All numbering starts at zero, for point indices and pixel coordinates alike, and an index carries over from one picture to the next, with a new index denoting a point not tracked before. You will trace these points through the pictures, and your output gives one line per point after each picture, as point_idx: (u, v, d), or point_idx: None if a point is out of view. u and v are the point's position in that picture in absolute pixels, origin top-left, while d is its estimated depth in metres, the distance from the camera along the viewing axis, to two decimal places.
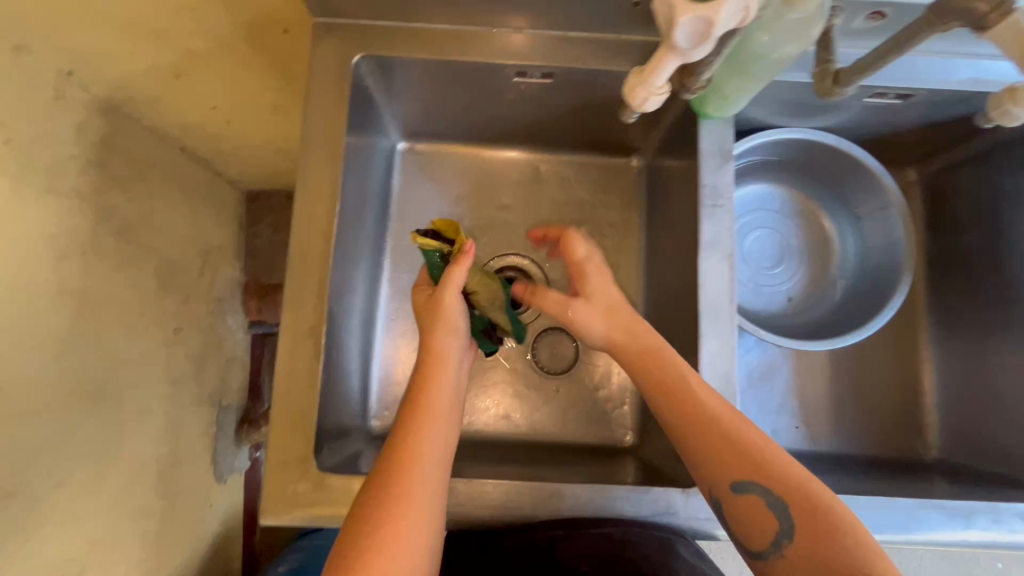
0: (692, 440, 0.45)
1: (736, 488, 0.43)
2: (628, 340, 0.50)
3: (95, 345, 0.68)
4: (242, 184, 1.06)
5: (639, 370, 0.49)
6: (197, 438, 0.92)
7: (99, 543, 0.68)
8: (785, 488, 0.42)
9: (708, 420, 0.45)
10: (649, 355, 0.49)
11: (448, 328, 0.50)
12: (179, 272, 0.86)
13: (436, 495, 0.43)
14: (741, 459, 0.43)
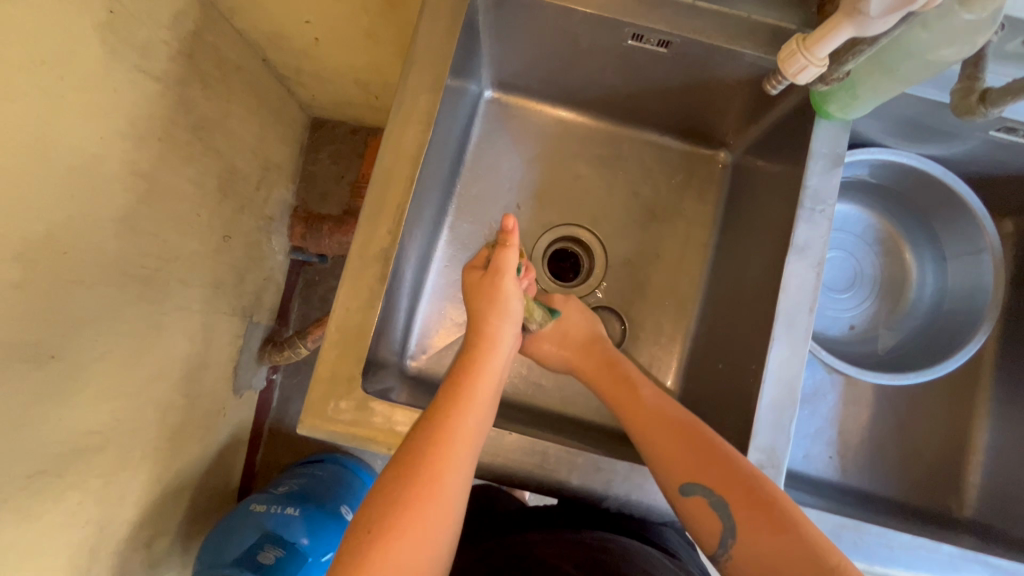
0: (643, 441, 0.48)
1: (683, 490, 0.44)
2: (585, 360, 0.56)
3: (154, 231, 0.69)
4: (311, 108, 1.06)
5: (597, 377, 0.55)
6: (224, 346, 0.93)
7: (125, 422, 0.70)
8: (727, 485, 0.43)
9: (660, 422, 0.48)
10: (606, 382, 0.54)
11: (502, 313, 0.50)
12: (238, 181, 0.87)
13: (463, 479, 0.42)
14: (687, 457, 0.45)
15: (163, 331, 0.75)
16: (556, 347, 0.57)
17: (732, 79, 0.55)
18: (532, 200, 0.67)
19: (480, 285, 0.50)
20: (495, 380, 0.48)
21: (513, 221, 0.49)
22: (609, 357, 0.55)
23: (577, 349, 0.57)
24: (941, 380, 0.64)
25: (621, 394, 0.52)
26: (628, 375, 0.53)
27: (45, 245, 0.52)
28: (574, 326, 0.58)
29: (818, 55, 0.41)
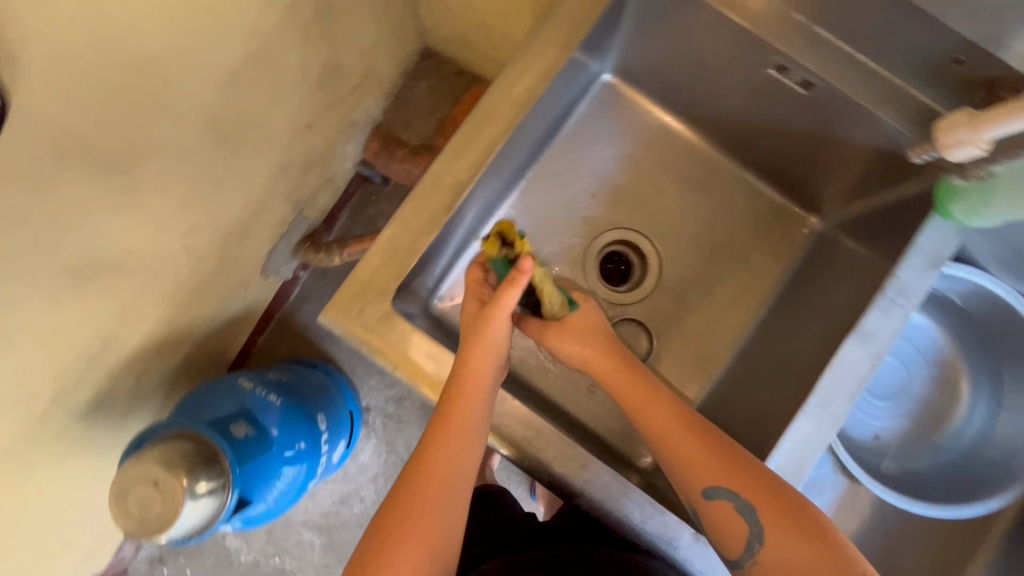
0: (663, 446, 0.47)
1: (707, 494, 0.44)
2: (602, 358, 0.52)
3: (248, 92, 0.70)
4: (429, 36, 1.06)
5: (614, 378, 0.51)
6: (269, 226, 0.95)
7: (159, 258, 0.72)
8: (753, 490, 0.43)
9: (680, 426, 0.47)
10: (622, 381, 0.51)
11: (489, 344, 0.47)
12: (338, 78, 0.88)
13: (454, 504, 0.48)
14: (712, 463, 0.44)
15: (223, 189, 0.77)
16: (570, 343, 0.53)
17: (858, 145, 0.53)
18: (609, 195, 0.66)
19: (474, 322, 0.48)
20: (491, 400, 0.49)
21: (529, 261, 0.46)
22: (627, 358, 0.52)
23: (595, 343, 0.53)
24: (947, 524, 0.60)
25: (636, 390, 0.50)
26: (646, 380, 0.50)
27: (152, 65, 0.54)
28: (585, 320, 0.54)
29: (981, 136, 0.41)
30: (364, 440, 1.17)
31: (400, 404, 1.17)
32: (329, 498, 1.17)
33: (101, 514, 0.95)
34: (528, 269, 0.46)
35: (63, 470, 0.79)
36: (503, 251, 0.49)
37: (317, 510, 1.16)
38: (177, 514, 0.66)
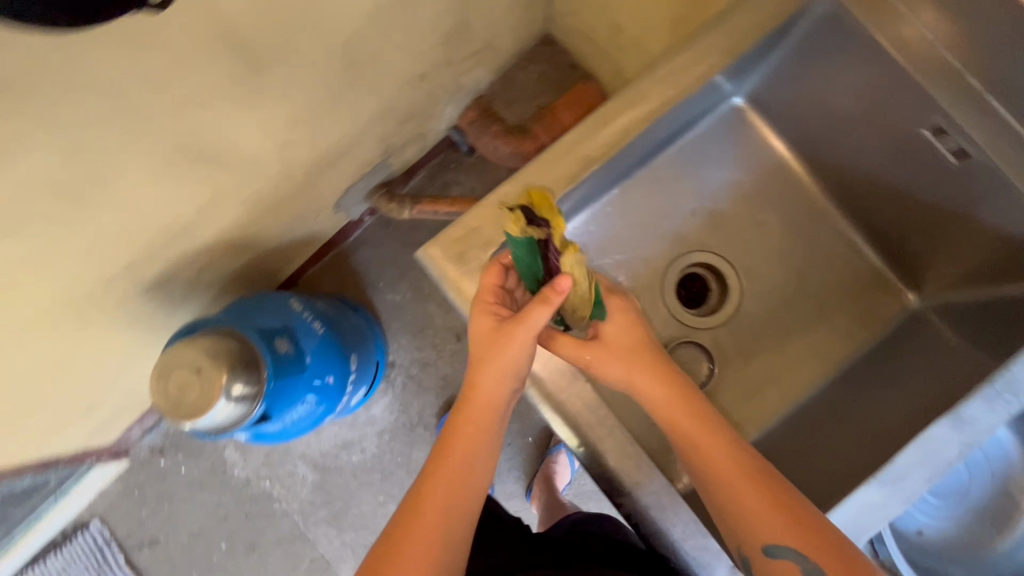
0: (723, 491, 0.45)
1: (770, 551, 0.43)
2: (647, 387, 0.48)
3: (383, 28, 0.71)
4: (554, 23, 1.06)
5: (661, 411, 0.48)
6: (355, 163, 0.97)
7: (257, 162, 0.74)
8: (821, 551, 0.42)
9: (742, 475, 0.45)
10: (677, 412, 0.47)
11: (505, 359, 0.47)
12: (461, 39, 0.89)
13: (455, 522, 0.50)
14: (785, 519, 0.43)
15: (330, 115, 0.79)
16: (613, 364, 0.49)
17: (993, 228, 0.52)
18: (708, 217, 0.64)
19: (497, 340, 0.47)
20: (490, 445, 0.53)
21: (565, 280, 0.44)
22: (677, 386, 0.48)
23: (637, 367, 0.48)
24: None
25: (700, 425, 0.47)
26: (697, 418, 0.47)
27: None
28: (618, 332, 0.49)
29: None
30: (381, 394, 1.18)
31: (424, 369, 1.18)
32: (333, 439, 1.18)
33: (126, 389, 0.98)
34: (563, 289, 0.44)
35: (110, 336, 0.82)
36: (535, 232, 0.44)
37: (317, 448, 1.18)
38: (212, 403, 0.68)
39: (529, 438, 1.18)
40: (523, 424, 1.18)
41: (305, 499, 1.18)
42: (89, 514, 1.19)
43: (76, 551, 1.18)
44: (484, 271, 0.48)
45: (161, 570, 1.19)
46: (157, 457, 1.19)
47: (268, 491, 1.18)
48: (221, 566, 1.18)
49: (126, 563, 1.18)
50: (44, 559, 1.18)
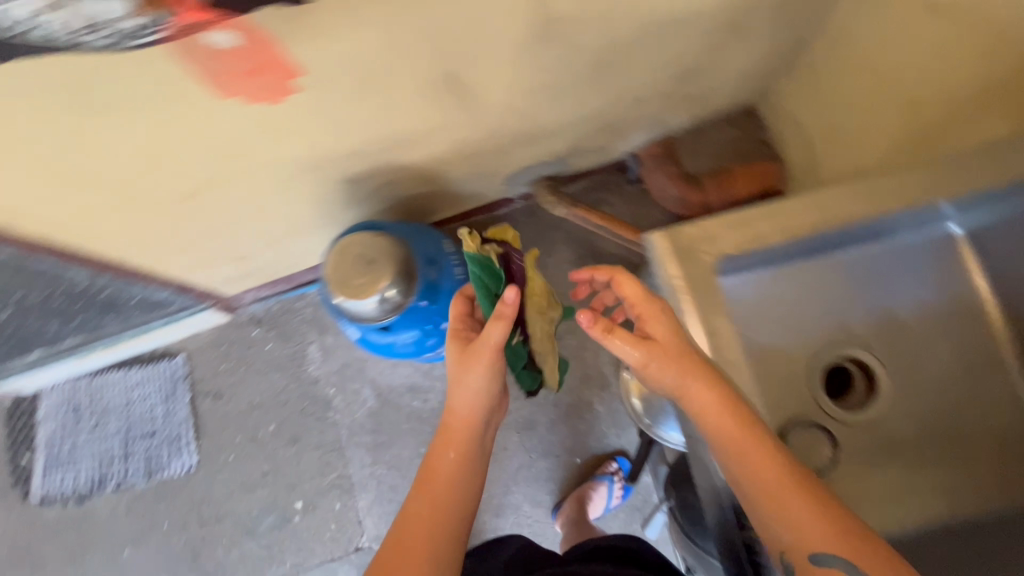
0: (769, 496, 0.48)
1: (816, 559, 0.46)
2: (689, 392, 0.52)
3: (644, 44, 0.78)
4: (768, 100, 1.10)
5: (708, 414, 0.51)
6: (544, 150, 1.04)
7: (487, 113, 0.83)
8: (855, 553, 0.46)
9: (782, 475, 0.48)
10: (732, 419, 0.50)
11: (469, 371, 0.70)
12: (689, 80, 0.95)
13: (442, 521, 0.64)
14: (828, 528, 0.47)
15: (558, 99, 0.86)
16: (662, 366, 0.53)
17: None
18: (882, 324, 0.65)
19: (466, 360, 0.70)
20: (466, 456, 0.69)
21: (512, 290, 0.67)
22: (723, 389, 0.51)
23: (688, 372, 0.52)
24: None
25: (747, 432, 0.50)
26: (741, 422, 0.50)
27: None
28: (667, 334, 0.55)
29: None
30: None
31: None
32: (403, 379, 1.25)
33: (271, 257, 1.09)
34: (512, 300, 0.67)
35: (296, 205, 0.92)
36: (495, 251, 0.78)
37: (388, 380, 1.25)
38: (371, 292, 0.78)
39: (576, 459, 1.19)
40: (576, 444, 1.19)
41: (358, 419, 1.25)
42: (179, 349, 1.30)
43: (156, 374, 1.29)
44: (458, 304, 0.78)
45: (215, 423, 1.27)
46: (254, 327, 1.30)
47: (330, 398, 1.26)
48: (264, 443, 1.26)
49: (190, 403, 1.28)
50: (128, 369, 1.30)
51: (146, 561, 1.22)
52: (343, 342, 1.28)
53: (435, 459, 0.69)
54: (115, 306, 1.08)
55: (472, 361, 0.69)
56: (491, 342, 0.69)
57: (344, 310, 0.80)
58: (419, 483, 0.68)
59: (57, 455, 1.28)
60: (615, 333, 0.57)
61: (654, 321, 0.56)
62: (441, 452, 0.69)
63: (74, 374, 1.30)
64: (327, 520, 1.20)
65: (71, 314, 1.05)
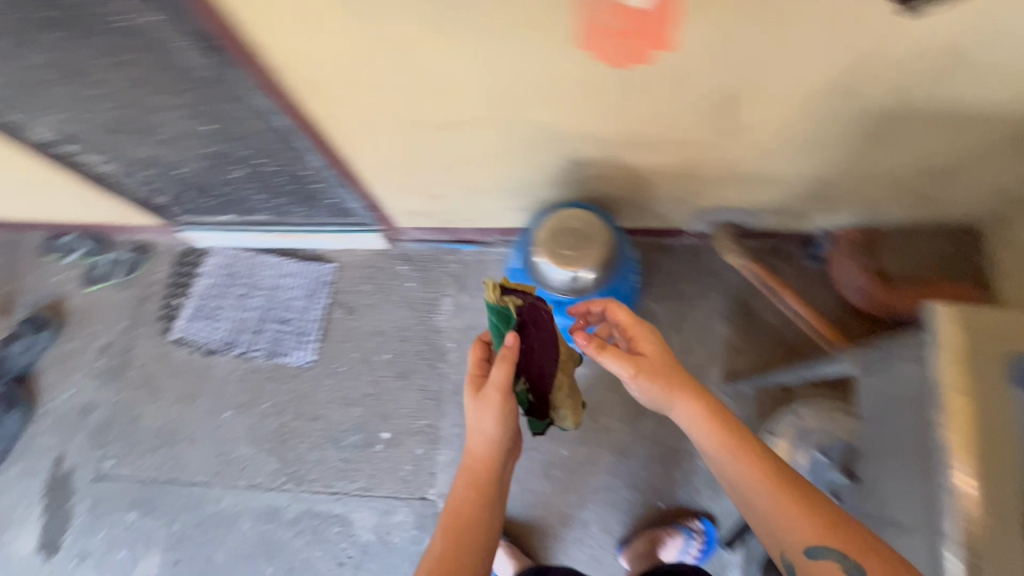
0: (765, 493, 0.60)
1: (810, 552, 0.56)
2: (673, 397, 0.70)
3: (919, 126, 0.76)
4: (997, 227, 1.03)
5: (699, 423, 0.68)
6: (748, 198, 1.04)
7: (730, 143, 0.84)
8: (848, 543, 0.55)
9: (770, 474, 0.61)
10: (715, 427, 0.66)
11: (483, 413, 0.79)
12: (930, 179, 0.91)
13: (472, 544, 0.75)
14: (816, 524, 0.56)
15: (801, 152, 0.86)
16: (651, 378, 0.71)
17: None
18: None
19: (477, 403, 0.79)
20: (486, 485, 0.80)
21: (513, 335, 0.74)
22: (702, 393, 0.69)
23: (671, 380, 0.70)
24: None
25: (730, 435, 0.65)
26: (727, 423, 0.66)
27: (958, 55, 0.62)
28: (654, 350, 0.73)
29: None
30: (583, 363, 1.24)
31: None
32: None
33: (456, 205, 1.16)
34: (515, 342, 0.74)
35: (513, 167, 0.98)
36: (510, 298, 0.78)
37: None
38: (561, 264, 0.82)
39: (658, 504, 1.16)
40: (663, 489, 1.16)
41: (464, 379, 1.30)
42: (333, 258, 1.41)
43: (307, 272, 1.41)
44: (473, 347, 0.85)
45: (339, 333, 1.36)
46: (403, 262, 1.38)
47: (446, 351, 1.31)
48: (376, 367, 1.33)
49: (326, 307, 1.38)
50: (286, 258, 1.42)
51: (241, 428, 1.32)
52: (475, 305, 1.33)
53: (457, 495, 0.80)
54: (312, 201, 1.19)
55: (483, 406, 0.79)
56: (498, 385, 0.77)
57: (530, 267, 0.86)
58: (448, 512, 0.79)
59: (204, 308, 1.42)
60: (607, 350, 0.72)
61: (640, 338, 0.74)
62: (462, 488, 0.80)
63: (243, 246, 1.44)
64: (406, 461, 1.25)
65: (276, 195, 1.17)
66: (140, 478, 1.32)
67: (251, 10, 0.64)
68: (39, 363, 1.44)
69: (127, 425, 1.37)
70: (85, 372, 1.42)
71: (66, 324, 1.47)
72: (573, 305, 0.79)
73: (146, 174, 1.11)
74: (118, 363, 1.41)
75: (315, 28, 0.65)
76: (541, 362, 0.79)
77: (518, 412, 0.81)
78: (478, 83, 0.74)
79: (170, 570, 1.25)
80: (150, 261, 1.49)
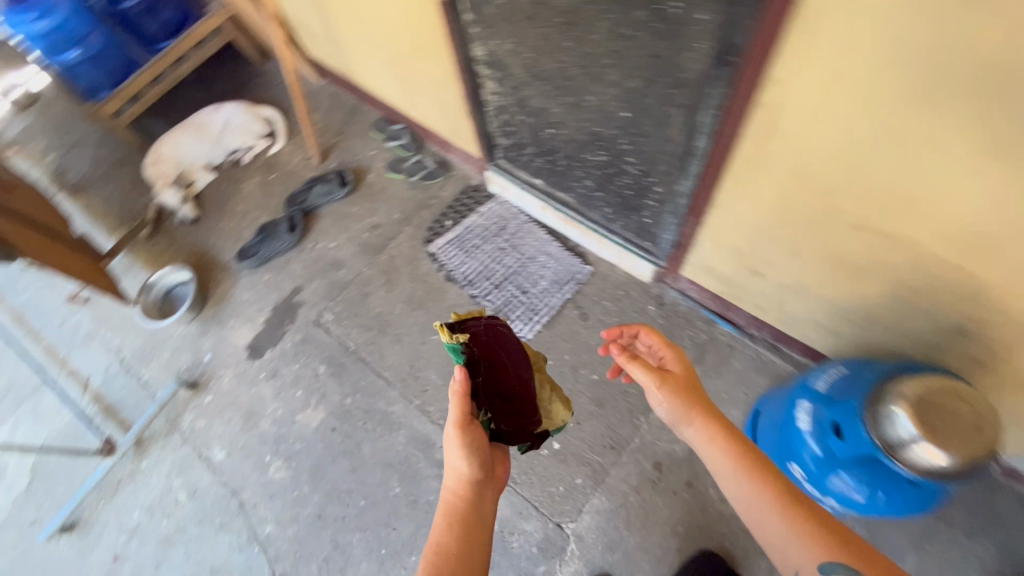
0: (768, 502, 0.72)
1: (822, 567, 0.65)
2: (685, 410, 0.84)
3: None
4: None
5: (706, 436, 0.81)
6: None
7: None
8: (847, 553, 0.65)
9: (778, 491, 0.72)
10: (730, 447, 0.78)
11: (452, 445, 0.83)
12: None
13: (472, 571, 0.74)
14: (820, 539, 0.67)
15: None
16: (670, 389, 0.86)
17: None
18: None
19: (450, 441, 0.83)
20: (468, 520, 0.79)
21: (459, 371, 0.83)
22: (714, 410, 0.83)
23: (686, 395, 0.85)
24: None
25: (741, 448, 0.78)
26: (735, 438, 0.79)
27: None
28: (679, 369, 0.89)
29: None
30: None
31: None
32: None
33: (760, 290, 1.10)
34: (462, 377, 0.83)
35: (874, 294, 0.89)
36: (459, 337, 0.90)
37: None
38: (918, 423, 0.73)
39: None
40: None
41: (654, 444, 1.23)
42: (592, 263, 1.44)
43: (565, 263, 1.44)
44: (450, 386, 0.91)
45: (565, 330, 1.37)
46: (654, 303, 1.35)
47: (653, 408, 1.25)
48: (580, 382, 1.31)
49: (565, 301, 1.40)
50: (554, 241, 1.47)
51: (441, 357, 1.39)
52: (703, 384, 1.26)
53: (440, 532, 0.78)
54: (625, 210, 1.21)
55: (450, 443, 0.83)
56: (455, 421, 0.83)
57: (871, 411, 0.77)
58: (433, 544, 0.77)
59: (465, 241, 1.52)
60: (636, 361, 0.89)
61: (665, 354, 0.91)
62: (440, 525, 0.78)
63: (524, 209, 1.52)
64: (563, 481, 1.22)
65: (600, 190, 1.21)
66: (345, 343, 1.44)
67: (808, 60, 0.64)
68: (324, 208, 1.65)
69: (357, 295, 1.50)
70: (350, 236, 1.59)
71: (359, 190, 1.66)
72: (606, 331, 0.98)
73: (515, 120, 1.21)
74: (377, 243, 1.57)
75: (856, 97, 0.64)
76: (499, 383, 0.93)
77: (485, 439, 0.85)
78: (949, 213, 0.69)
79: (326, 431, 1.35)
80: (444, 177, 1.63)
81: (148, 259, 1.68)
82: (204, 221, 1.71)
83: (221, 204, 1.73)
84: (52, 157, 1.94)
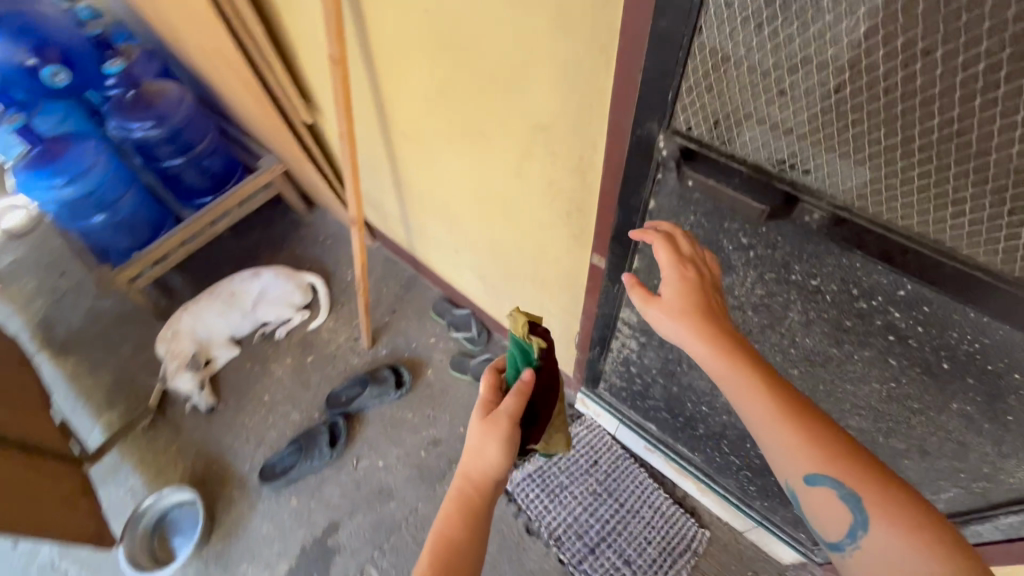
0: (757, 404, 0.51)
1: (810, 479, 0.49)
2: (683, 309, 0.56)
3: None
4: None
5: (700, 337, 0.54)
6: None
7: None
8: (850, 474, 0.48)
9: (766, 397, 0.51)
10: (719, 353, 0.53)
11: (485, 428, 0.64)
12: None
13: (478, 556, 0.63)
14: (820, 450, 0.49)
15: None
16: (670, 297, 0.57)
17: None
18: None
19: (486, 426, 0.64)
20: (484, 508, 0.65)
21: (529, 375, 0.63)
22: (714, 308, 0.56)
23: (684, 291, 0.56)
24: None
25: (737, 351, 0.54)
26: (732, 338, 0.55)
27: None
28: (693, 277, 0.57)
29: None
30: None
31: None
32: None
33: None
34: (525, 378, 0.63)
35: None
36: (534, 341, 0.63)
37: None
38: None
39: None
40: None
41: None
42: (707, 522, 1.18)
43: (673, 522, 1.18)
44: (488, 371, 0.69)
45: None
46: None
47: None
48: None
49: None
50: (658, 488, 1.22)
51: None
52: None
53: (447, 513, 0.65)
54: (780, 499, 0.98)
55: (491, 432, 0.63)
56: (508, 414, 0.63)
57: None
58: (438, 528, 0.64)
59: (549, 477, 1.24)
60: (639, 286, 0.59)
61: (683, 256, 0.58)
62: (450, 514, 0.64)
63: (621, 440, 1.27)
64: None
65: (749, 470, 0.98)
66: None
67: None
68: (372, 410, 1.37)
69: (412, 544, 1.19)
70: (403, 453, 1.31)
71: (415, 390, 1.40)
72: (637, 231, 0.60)
73: (645, 376, 1.00)
74: (437, 468, 1.28)
75: None
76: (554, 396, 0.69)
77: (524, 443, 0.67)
78: None
79: None
80: None
81: (142, 459, 1.35)
82: (220, 410, 1.41)
83: (243, 391, 1.44)
84: (41, 303, 1.65)
